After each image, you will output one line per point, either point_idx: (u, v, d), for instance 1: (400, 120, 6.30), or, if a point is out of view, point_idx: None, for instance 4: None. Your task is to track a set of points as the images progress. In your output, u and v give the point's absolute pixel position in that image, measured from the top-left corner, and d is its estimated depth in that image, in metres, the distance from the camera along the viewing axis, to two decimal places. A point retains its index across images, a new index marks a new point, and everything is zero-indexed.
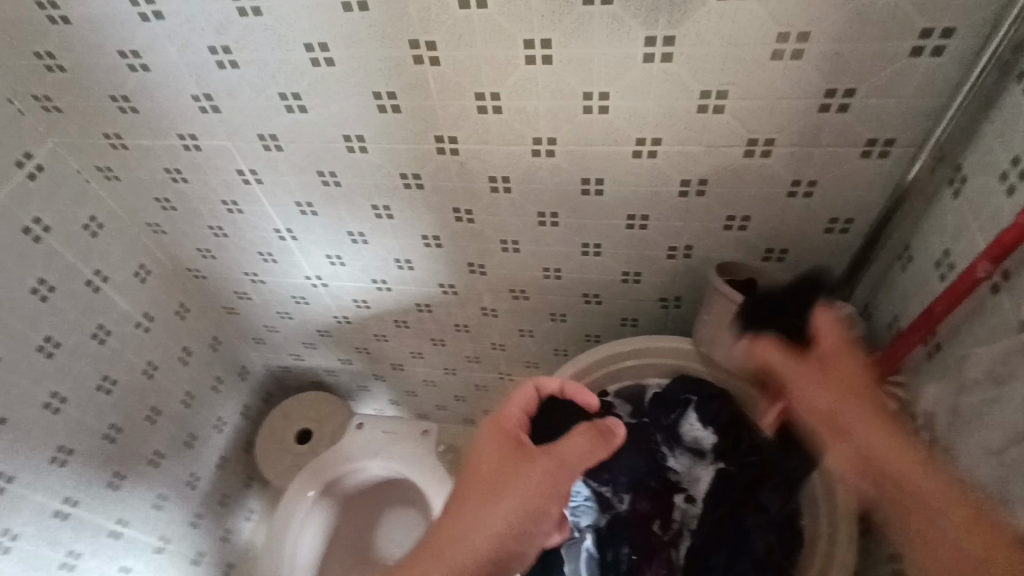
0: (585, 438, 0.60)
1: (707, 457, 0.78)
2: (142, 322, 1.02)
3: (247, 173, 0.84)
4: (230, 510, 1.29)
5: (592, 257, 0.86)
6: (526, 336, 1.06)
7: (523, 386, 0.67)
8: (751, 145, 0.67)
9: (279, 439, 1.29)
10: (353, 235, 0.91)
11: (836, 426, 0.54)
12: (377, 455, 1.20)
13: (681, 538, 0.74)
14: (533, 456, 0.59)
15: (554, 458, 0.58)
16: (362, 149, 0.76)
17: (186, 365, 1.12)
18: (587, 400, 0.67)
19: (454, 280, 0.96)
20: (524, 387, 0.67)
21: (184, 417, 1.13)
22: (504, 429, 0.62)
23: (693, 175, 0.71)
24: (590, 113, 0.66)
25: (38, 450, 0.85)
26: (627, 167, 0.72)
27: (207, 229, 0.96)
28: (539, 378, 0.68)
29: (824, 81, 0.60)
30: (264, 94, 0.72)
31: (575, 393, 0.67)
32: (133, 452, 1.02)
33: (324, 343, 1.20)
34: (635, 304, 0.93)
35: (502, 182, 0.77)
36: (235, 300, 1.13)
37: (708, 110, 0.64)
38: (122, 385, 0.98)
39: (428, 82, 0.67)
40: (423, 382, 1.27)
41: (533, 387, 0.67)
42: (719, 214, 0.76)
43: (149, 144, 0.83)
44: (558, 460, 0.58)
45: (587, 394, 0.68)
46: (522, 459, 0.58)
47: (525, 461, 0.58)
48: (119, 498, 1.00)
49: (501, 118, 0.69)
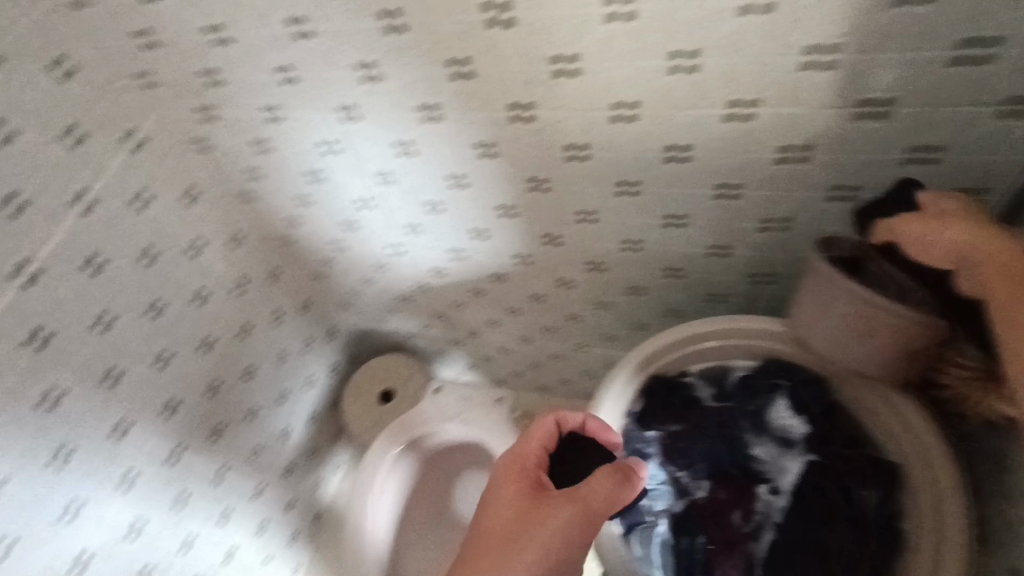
0: (606, 480, 0.60)
1: (797, 448, 0.72)
2: (238, 286, 1.08)
3: (327, 144, 0.85)
4: (320, 461, 1.37)
5: (676, 229, 0.81)
6: (603, 309, 1.03)
7: (544, 423, 0.68)
8: (865, 106, 0.59)
9: (363, 398, 1.35)
10: (429, 204, 0.91)
11: (1018, 277, 0.47)
12: (457, 419, 1.25)
13: (763, 532, 0.69)
14: (554, 500, 0.60)
15: (574, 505, 0.59)
16: (436, 118, 0.75)
17: (278, 326, 1.19)
18: (611, 438, 0.68)
19: (530, 250, 0.94)
20: (544, 422, 0.68)
21: (277, 374, 1.20)
22: (523, 472, 0.64)
23: (794, 141, 0.64)
24: (677, 75, 0.61)
25: (150, 402, 0.94)
26: (717, 133, 0.66)
27: (293, 198, 1.00)
28: (560, 413, 0.68)
29: (959, 29, 0.51)
30: (340, 65, 0.72)
31: (598, 429, 0.68)
32: (233, 406, 1.10)
33: (404, 309, 1.23)
34: (722, 279, 0.87)
35: (580, 151, 0.73)
36: (321, 266, 1.17)
37: (815, 67, 0.57)
38: (221, 345, 1.05)
39: (502, 46, 0.63)
40: (499, 349, 1.28)
41: (554, 421, 0.68)
42: (822, 183, 0.68)
43: (237, 116, 0.86)
44: (580, 507, 0.58)
45: (610, 432, 0.68)
46: (542, 505, 0.59)
47: (548, 507, 0.59)
48: (221, 447, 1.09)
49: (580, 82, 0.65)
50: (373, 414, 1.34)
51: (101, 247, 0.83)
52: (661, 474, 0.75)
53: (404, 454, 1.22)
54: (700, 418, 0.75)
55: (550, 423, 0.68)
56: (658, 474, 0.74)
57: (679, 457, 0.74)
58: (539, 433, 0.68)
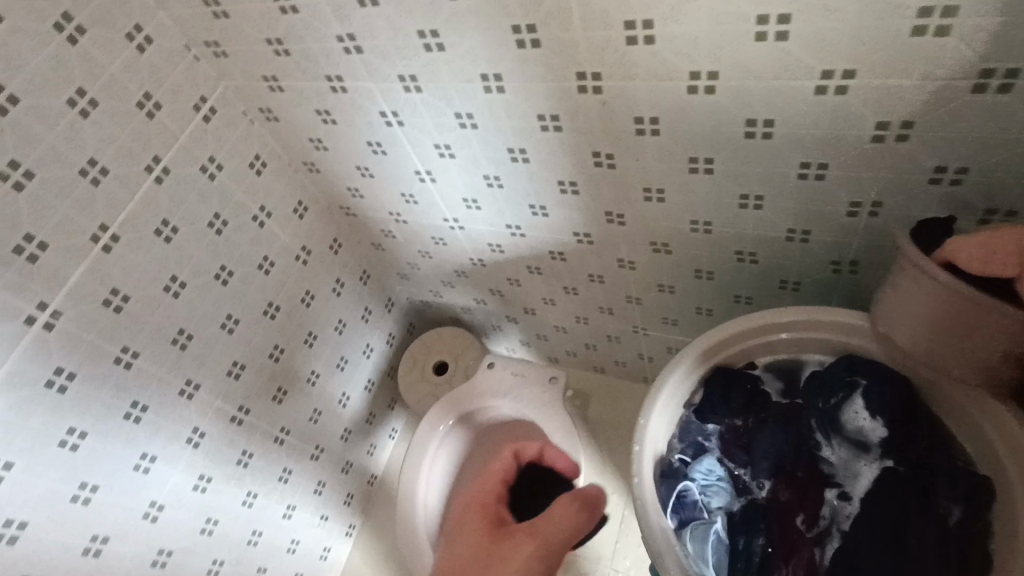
0: (565, 506, 0.67)
1: (873, 453, 0.66)
2: (301, 255, 1.10)
3: (389, 115, 0.84)
4: (375, 428, 1.41)
5: (750, 211, 0.75)
6: (665, 292, 0.99)
7: (505, 453, 0.86)
8: (983, 77, 0.52)
9: (419, 369, 1.37)
10: (489, 178, 0.89)
11: None
12: (508, 396, 1.23)
13: (829, 538, 0.64)
14: (512, 540, 0.67)
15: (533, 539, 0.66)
16: (499, 89, 0.72)
17: (339, 295, 1.21)
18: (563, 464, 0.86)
19: (590, 229, 0.91)
20: (503, 452, 0.86)
21: (336, 342, 1.23)
22: (485, 516, 0.75)
23: (893, 116, 0.57)
24: (762, 41, 0.55)
25: (218, 363, 0.98)
26: (803, 106, 0.60)
27: (356, 168, 1.00)
28: (516, 445, 0.87)
29: None
30: (402, 33, 0.70)
31: (552, 456, 0.86)
32: (294, 371, 1.13)
33: (461, 283, 1.23)
34: (798, 266, 0.81)
35: (650, 124, 0.69)
36: (382, 238, 1.18)
37: (925, 32, 0.50)
38: (284, 311, 1.08)
39: (571, 11, 0.60)
40: (555, 328, 1.26)
41: (511, 452, 0.86)
42: (923, 164, 0.61)
43: (302, 86, 0.86)
44: (537, 538, 0.65)
45: (562, 460, 0.86)
46: (501, 549, 0.67)
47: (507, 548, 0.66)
48: (282, 409, 1.13)
49: (653, 50, 0.60)
50: (428, 384, 1.36)
51: (172, 213, 0.86)
52: (719, 470, 0.71)
53: (452, 429, 1.23)
54: (764, 415, 0.72)
55: (510, 452, 0.86)
56: (716, 469, 0.71)
57: (740, 453, 0.71)
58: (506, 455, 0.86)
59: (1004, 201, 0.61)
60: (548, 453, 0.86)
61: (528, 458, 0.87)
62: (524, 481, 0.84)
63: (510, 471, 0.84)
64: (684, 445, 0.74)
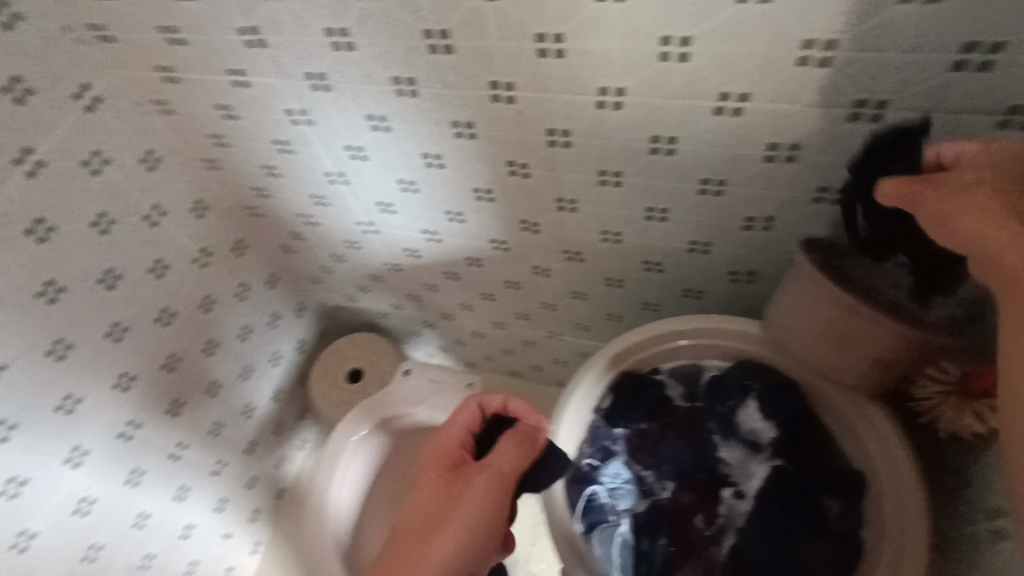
0: (513, 445, 0.66)
1: (764, 452, 0.70)
2: (200, 258, 1.03)
3: (296, 114, 0.81)
4: (283, 440, 1.34)
5: (656, 223, 0.78)
6: (579, 299, 1.01)
7: (469, 404, 0.71)
8: (859, 107, 0.56)
9: (331, 376, 1.32)
10: (403, 182, 0.87)
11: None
12: (422, 405, 1.20)
13: (725, 535, 0.68)
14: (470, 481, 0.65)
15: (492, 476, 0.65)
16: (412, 93, 0.71)
17: (243, 300, 1.14)
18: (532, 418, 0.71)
19: (506, 236, 0.91)
20: (468, 404, 0.71)
21: (241, 350, 1.16)
22: (443, 464, 0.67)
23: (784, 138, 0.62)
24: (667, 62, 0.58)
25: (104, 375, 0.90)
26: (704, 126, 0.63)
27: (261, 167, 0.95)
28: (483, 396, 0.72)
29: (963, 29, 0.48)
30: (310, 29, 0.67)
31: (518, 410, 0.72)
32: (194, 381, 1.06)
33: (376, 287, 1.20)
34: (700, 277, 0.86)
35: (562, 136, 0.70)
36: (291, 241, 1.13)
37: (810, 63, 0.54)
38: (182, 318, 1.01)
39: (486, 20, 0.59)
40: (472, 333, 1.25)
41: (476, 405, 0.71)
42: (808, 184, 0.66)
43: (200, 78, 0.80)
44: (492, 480, 0.64)
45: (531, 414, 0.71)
46: (461, 487, 0.65)
47: (467, 486, 0.64)
48: (179, 422, 1.05)
49: (565, 63, 0.61)
50: (341, 393, 1.31)
51: (48, 211, 0.78)
52: (625, 473, 0.73)
53: (368, 437, 1.17)
54: (670, 419, 0.74)
55: (472, 406, 0.71)
56: (623, 473, 0.73)
57: (646, 456, 0.73)
58: (458, 418, 0.71)
59: None
60: (514, 407, 0.71)
61: (490, 414, 0.72)
62: (487, 439, 0.70)
63: (464, 437, 0.70)
64: (594, 450, 0.74)
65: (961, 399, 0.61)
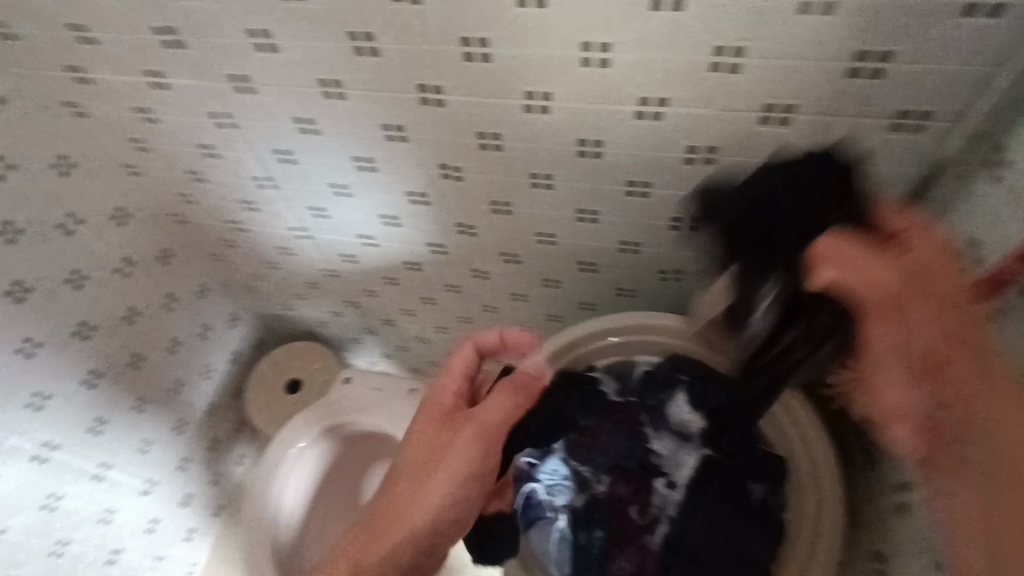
0: (503, 395, 0.64)
1: (694, 442, 0.72)
2: (122, 267, 0.99)
3: (221, 117, 0.78)
4: (220, 455, 1.29)
5: (588, 224, 0.80)
6: (518, 300, 1.02)
7: (465, 348, 0.68)
8: (768, 111, 0.60)
9: (269, 387, 1.29)
10: (335, 186, 0.85)
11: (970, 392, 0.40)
12: (365, 411, 1.16)
13: (658, 524, 0.70)
14: (459, 428, 0.64)
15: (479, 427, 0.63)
16: (340, 95, 0.70)
17: (170, 311, 1.10)
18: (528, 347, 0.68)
19: (443, 239, 0.91)
20: (463, 347, 0.68)
21: (169, 363, 1.11)
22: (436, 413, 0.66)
23: (701, 141, 0.64)
24: (588, 67, 0.59)
25: (13, 395, 0.85)
26: (626, 130, 0.65)
27: (185, 173, 0.92)
28: (477, 335, 0.68)
29: (854, 40, 0.52)
30: (230, 29, 0.65)
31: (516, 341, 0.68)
32: (115, 398, 1.02)
33: (314, 294, 1.17)
34: (633, 276, 0.88)
35: (492, 139, 0.71)
36: (222, 248, 1.09)
37: (721, 69, 0.57)
38: (102, 332, 0.97)
39: (410, 23, 0.60)
40: (414, 338, 1.24)
41: (472, 348, 0.68)
42: (727, 185, 0.69)
43: (113, 78, 0.77)
44: (478, 430, 0.63)
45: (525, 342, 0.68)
46: (449, 435, 0.64)
47: (454, 435, 0.63)
48: (99, 442, 1.01)
49: (490, 68, 0.62)
50: (278, 404, 1.28)
51: None
52: (563, 469, 0.76)
53: (317, 438, 1.16)
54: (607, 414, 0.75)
55: (469, 350, 0.68)
56: (561, 469, 0.76)
57: (581, 452, 0.74)
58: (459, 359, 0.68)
59: None
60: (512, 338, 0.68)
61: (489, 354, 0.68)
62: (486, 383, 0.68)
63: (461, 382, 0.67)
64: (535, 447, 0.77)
65: None
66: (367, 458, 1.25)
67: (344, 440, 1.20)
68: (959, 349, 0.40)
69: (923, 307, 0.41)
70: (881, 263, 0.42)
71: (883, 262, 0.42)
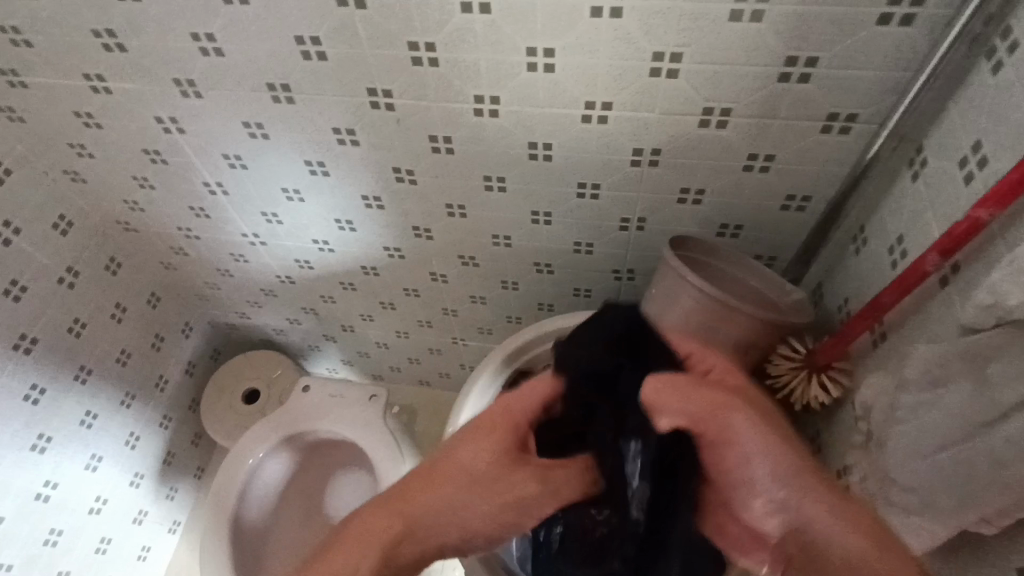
0: (583, 467, 0.54)
1: None
2: (67, 277, 0.96)
3: (167, 122, 0.77)
4: (175, 469, 1.26)
5: (543, 226, 0.81)
6: (478, 303, 1.03)
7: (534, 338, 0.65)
8: (707, 114, 0.62)
9: (227, 398, 1.26)
10: (288, 191, 0.85)
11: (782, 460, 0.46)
12: (326, 417, 1.14)
13: None
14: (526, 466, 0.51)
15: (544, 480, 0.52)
16: (289, 99, 0.70)
17: (120, 322, 1.07)
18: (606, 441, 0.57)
19: (399, 243, 0.91)
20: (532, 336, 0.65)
21: (120, 375, 1.08)
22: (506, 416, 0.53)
23: (645, 144, 0.67)
24: (534, 71, 0.61)
25: None
26: (574, 133, 0.67)
27: (131, 179, 0.89)
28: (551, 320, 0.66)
29: (782, 46, 0.55)
30: (173, 33, 0.65)
31: None
32: (60, 412, 0.98)
33: (270, 302, 1.15)
34: (589, 276, 0.90)
35: (444, 142, 0.71)
36: (173, 257, 1.07)
37: (661, 74, 0.59)
38: (45, 344, 0.94)
39: (356, 28, 0.60)
40: (375, 344, 1.23)
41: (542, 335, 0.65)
42: (673, 186, 0.71)
43: (51, 83, 0.75)
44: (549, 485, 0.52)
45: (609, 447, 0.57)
46: (514, 468, 0.51)
47: (519, 470, 0.51)
48: (45, 460, 0.97)
49: (439, 72, 0.63)
50: (235, 415, 1.25)
51: None
52: None
53: (273, 449, 1.14)
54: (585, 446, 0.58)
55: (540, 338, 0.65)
56: None
57: None
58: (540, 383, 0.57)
59: (733, 217, 0.74)
60: None
61: None
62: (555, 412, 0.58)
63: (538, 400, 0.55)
64: None
65: (809, 373, 0.67)
66: (327, 465, 1.23)
67: (304, 447, 1.19)
68: (800, 481, 0.45)
69: (759, 441, 0.45)
70: (711, 397, 0.47)
71: (703, 391, 0.47)
